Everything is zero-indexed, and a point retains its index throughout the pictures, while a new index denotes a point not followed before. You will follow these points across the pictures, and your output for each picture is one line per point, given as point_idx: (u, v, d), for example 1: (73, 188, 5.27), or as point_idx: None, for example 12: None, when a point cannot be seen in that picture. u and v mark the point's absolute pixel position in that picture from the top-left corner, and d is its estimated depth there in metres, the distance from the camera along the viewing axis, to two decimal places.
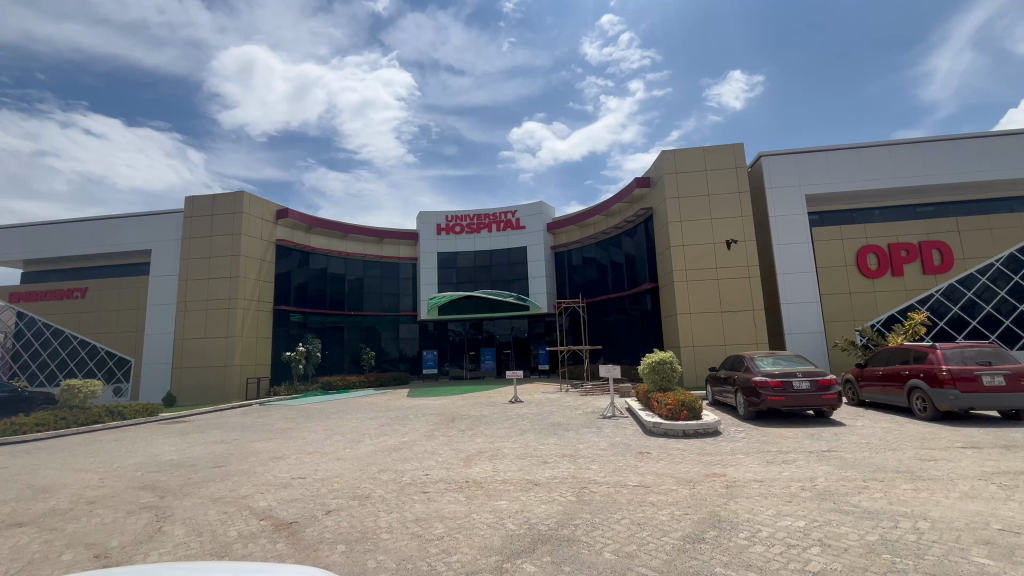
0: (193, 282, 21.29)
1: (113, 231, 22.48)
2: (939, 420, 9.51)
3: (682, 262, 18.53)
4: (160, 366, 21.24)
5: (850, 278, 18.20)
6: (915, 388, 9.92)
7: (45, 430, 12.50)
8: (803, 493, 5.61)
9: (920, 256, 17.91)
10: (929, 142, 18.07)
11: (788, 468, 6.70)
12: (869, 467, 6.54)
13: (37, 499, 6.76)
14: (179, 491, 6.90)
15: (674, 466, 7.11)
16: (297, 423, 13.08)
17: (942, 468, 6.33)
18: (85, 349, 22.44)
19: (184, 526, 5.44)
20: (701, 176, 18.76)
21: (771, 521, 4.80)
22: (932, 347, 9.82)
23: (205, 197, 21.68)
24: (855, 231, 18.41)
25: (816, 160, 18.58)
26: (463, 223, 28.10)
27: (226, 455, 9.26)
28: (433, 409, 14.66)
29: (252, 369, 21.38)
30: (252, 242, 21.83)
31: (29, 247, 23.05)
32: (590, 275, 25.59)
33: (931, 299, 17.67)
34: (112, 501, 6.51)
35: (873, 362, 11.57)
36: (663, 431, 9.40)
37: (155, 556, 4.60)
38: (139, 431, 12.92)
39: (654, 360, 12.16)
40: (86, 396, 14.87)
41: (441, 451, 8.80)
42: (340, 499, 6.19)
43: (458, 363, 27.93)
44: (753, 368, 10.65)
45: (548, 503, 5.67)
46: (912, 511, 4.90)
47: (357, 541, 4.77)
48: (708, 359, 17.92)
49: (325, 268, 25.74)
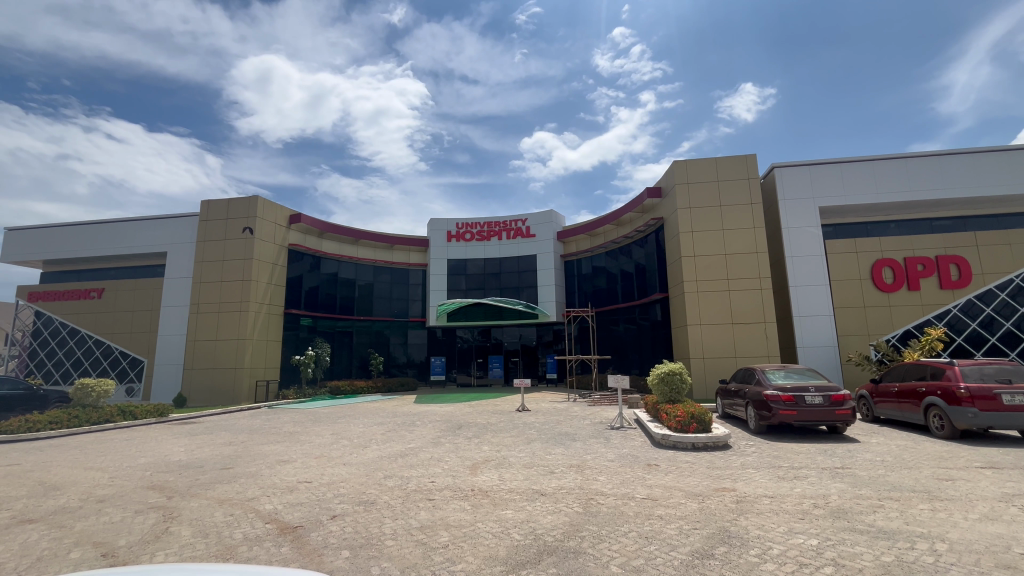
0: (207, 284, 21.57)
1: (130, 233, 22.89)
2: (956, 438, 9.27)
3: (693, 273, 18.40)
4: (171, 368, 21.50)
5: (865, 292, 17.92)
6: (932, 406, 9.70)
7: (57, 428, 12.67)
8: (816, 511, 5.49)
9: (938, 270, 17.61)
10: (948, 154, 17.78)
11: (799, 484, 6.57)
12: (884, 485, 6.39)
13: (47, 496, 6.83)
14: (186, 492, 6.95)
15: (682, 479, 7.01)
16: (304, 427, 13.12)
17: (961, 488, 6.15)
18: (99, 349, 22.79)
19: (189, 527, 5.45)
20: (713, 186, 18.65)
21: (783, 539, 4.70)
22: (950, 364, 9.61)
23: (219, 200, 22.01)
24: (869, 244, 18.19)
25: (830, 171, 18.41)
26: (474, 230, 28.21)
27: (234, 458, 9.31)
28: (439, 416, 14.58)
29: (262, 372, 21.52)
30: (265, 246, 22.11)
31: (49, 248, 23.54)
32: (600, 284, 25.49)
33: (949, 314, 17.35)
34: (120, 501, 6.55)
35: (887, 378, 11.37)
36: (672, 443, 9.28)
37: (161, 557, 4.61)
38: (149, 432, 13.06)
39: (663, 371, 12.02)
40: (99, 395, 15.02)
41: (447, 458, 8.77)
42: (345, 504, 6.17)
43: (466, 370, 27.90)
44: (764, 381, 10.50)
45: (554, 514, 5.62)
46: (929, 532, 4.77)
47: (362, 547, 4.75)
48: (719, 370, 17.73)
49: (336, 273, 25.99)
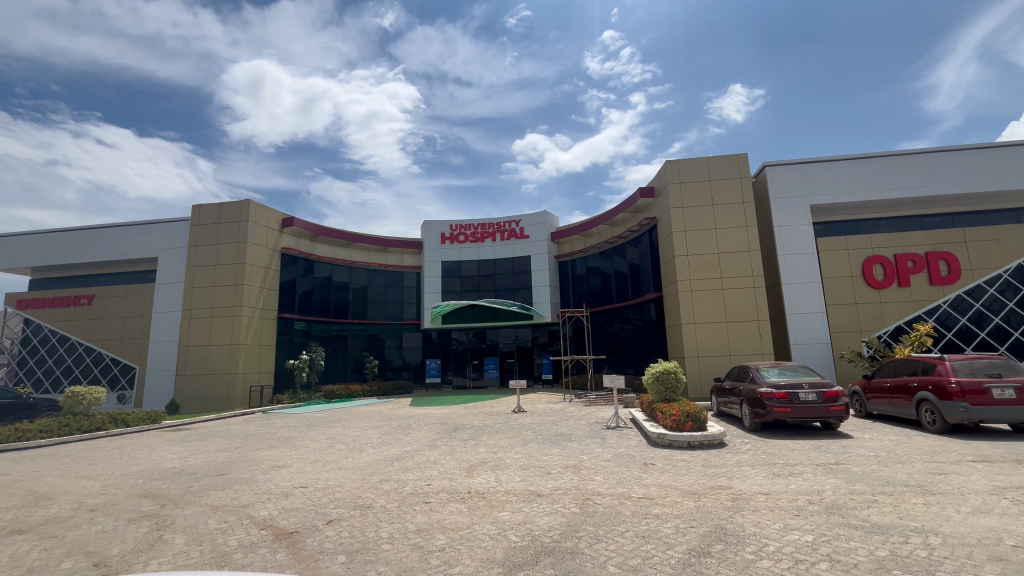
0: (199, 289, 21.38)
1: (119, 238, 22.64)
2: (948, 433, 9.37)
3: (687, 272, 18.49)
4: (163, 374, 21.25)
5: (857, 289, 18.09)
6: (924, 401, 9.78)
7: (48, 436, 12.54)
8: (811, 507, 5.52)
9: (928, 266, 17.80)
10: (935, 152, 17.96)
11: (794, 481, 6.60)
12: (878, 480, 6.44)
13: (38, 506, 6.75)
14: (180, 499, 6.87)
15: (678, 477, 7.03)
16: (298, 432, 13.03)
17: (952, 482, 6.22)
18: (90, 356, 22.55)
19: (183, 535, 5.38)
20: (705, 185, 18.76)
21: (779, 536, 4.72)
22: (940, 359, 9.72)
23: (211, 205, 21.86)
24: (860, 241, 18.36)
25: (820, 170, 18.56)
26: (467, 232, 28.20)
27: (228, 464, 9.24)
28: (435, 419, 14.56)
29: (256, 377, 21.39)
30: (257, 251, 21.95)
31: (38, 254, 23.27)
32: (594, 284, 25.56)
33: (939, 310, 17.54)
34: (112, 509, 6.47)
35: (880, 373, 11.45)
36: (667, 442, 9.31)
37: (155, 565, 4.56)
38: (143, 438, 12.97)
39: (658, 370, 12.06)
40: (90, 403, 14.77)
41: (443, 460, 8.78)
42: (341, 508, 6.13)
43: (462, 372, 27.94)
44: (758, 379, 10.57)
45: (551, 515, 5.62)
46: (923, 526, 4.81)
47: (358, 552, 4.71)
48: (713, 368, 17.82)
49: (330, 276, 25.92)
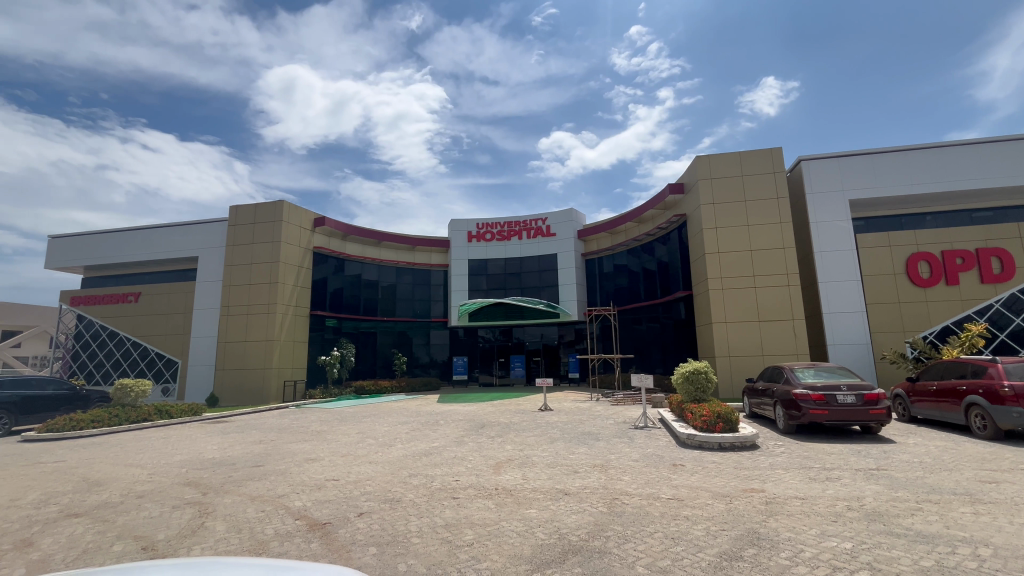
0: (235, 286, 22.18)
1: (163, 239, 23.74)
2: (1001, 439, 8.85)
3: (717, 270, 18.05)
4: (204, 368, 22.18)
5: (900, 287, 17.28)
6: (974, 405, 9.28)
7: (100, 426, 13.27)
8: (849, 514, 5.31)
9: (978, 263, 16.85)
10: (987, 143, 16.99)
11: (832, 486, 6.37)
12: (923, 487, 6.15)
13: (91, 491, 7.15)
14: (220, 488, 7.17)
15: (709, 479, 6.88)
16: (329, 426, 13.36)
17: (1006, 491, 5.87)
18: (136, 350, 23.71)
19: (224, 523, 5.62)
20: (737, 181, 18.26)
21: (815, 541, 4.58)
22: (992, 361, 9.20)
23: (247, 206, 22.63)
24: (903, 237, 17.52)
25: (860, 163, 17.80)
26: (494, 230, 28.30)
27: (264, 455, 9.59)
28: (462, 416, 14.68)
29: (290, 372, 22.08)
30: (291, 250, 22.60)
31: (90, 255, 24.64)
32: (621, 283, 25.27)
33: (990, 310, 16.57)
34: (159, 496, 6.81)
35: (926, 376, 10.92)
36: (697, 443, 9.14)
37: (197, 551, 4.77)
38: (184, 429, 13.55)
39: (688, 370, 11.83)
40: (137, 395, 15.55)
41: (470, 457, 8.84)
42: (372, 501, 6.28)
43: (489, 370, 28.08)
44: (793, 380, 10.22)
45: (578, 514, 5.59)
46: (972, 536, 4.56)
47: (388, 544, 4.81)
48: (746, 368, 17.37)
49: (360, 275, 26.47)
